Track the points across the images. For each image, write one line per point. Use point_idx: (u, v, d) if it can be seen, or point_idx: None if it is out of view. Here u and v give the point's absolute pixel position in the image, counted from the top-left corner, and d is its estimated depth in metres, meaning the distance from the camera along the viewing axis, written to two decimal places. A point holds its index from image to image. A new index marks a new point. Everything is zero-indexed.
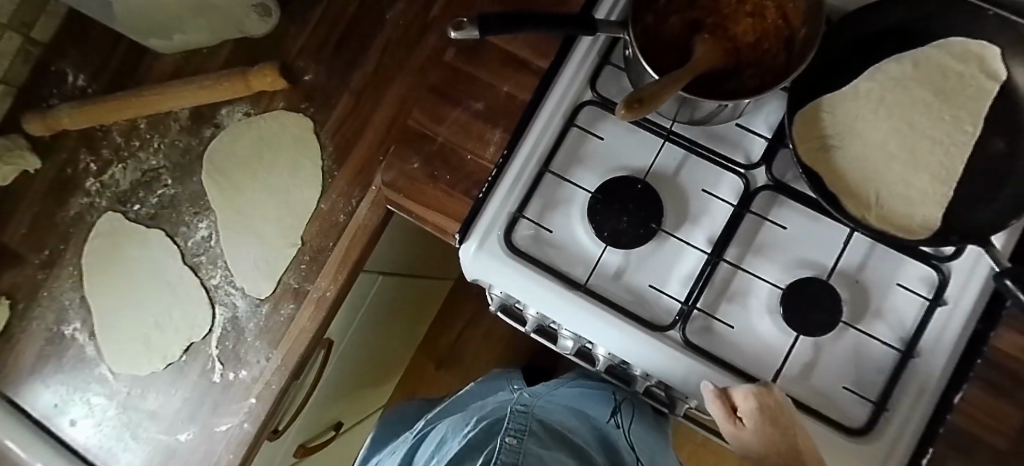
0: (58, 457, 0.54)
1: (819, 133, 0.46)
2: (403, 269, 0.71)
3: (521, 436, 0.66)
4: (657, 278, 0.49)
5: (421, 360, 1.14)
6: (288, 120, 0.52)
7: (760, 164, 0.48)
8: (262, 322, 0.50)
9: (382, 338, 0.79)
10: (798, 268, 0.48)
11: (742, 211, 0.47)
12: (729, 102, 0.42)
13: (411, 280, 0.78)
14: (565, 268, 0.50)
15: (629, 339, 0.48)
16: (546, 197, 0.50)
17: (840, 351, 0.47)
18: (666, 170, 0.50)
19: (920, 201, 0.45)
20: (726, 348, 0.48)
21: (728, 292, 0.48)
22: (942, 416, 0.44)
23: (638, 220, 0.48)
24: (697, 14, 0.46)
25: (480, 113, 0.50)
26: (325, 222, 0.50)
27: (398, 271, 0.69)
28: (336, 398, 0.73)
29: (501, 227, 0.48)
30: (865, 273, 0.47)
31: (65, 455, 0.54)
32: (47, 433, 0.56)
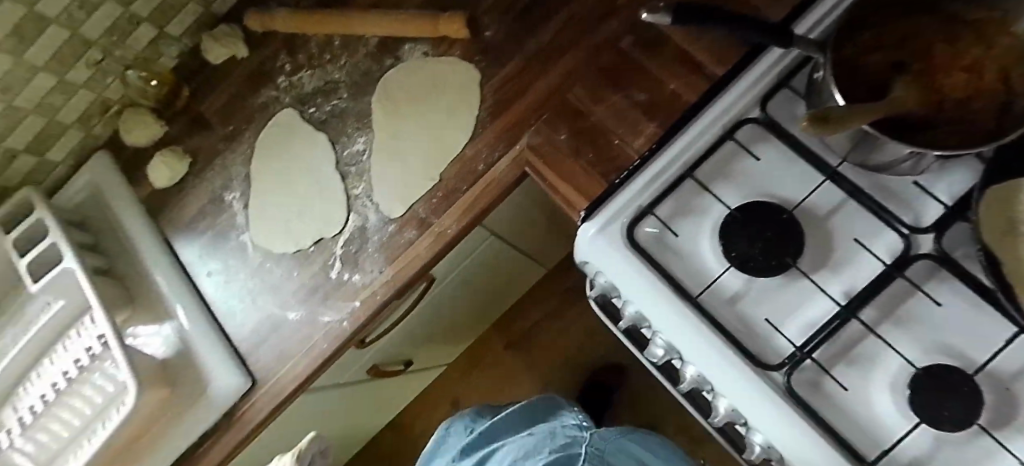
0: (191, 302, 0.63)
1: (1008, 212, 0.42)
2: (511, 239, 0.73)
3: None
4: (775, 315, 0.47)
5: (492, 336, 1.15)
6: (461, 68, 0.55)
7: (930, 230, 0.44)
8: (386, 239, 0.54)
9: (469, 299, 0.82)
10: (940, 354, 0.43)
11: (894, 273, 0.43)
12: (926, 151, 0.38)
13: (512, 253, 0.79)
14: (679, 277, 0.49)
15: (725, 365, 0.46)
16: (681, 200, 0.50)
17: (965, 457, 0.41)
18: (818, 209, 0.47)
19: None
20: (832, 411, 0.44)
21: (851, 354, 0.45)
22: None
23: (772, 250, 0.46)
24: (903, 55, 0.43)
25: (640, 103, 0.50)
26: (465, 166, 0.53)
27: (507, 238, 0.71)
28: (416, 336, 0.77)
29: (628, 216, 0.49)
30: (1020, 383, 0.42)
31: (196, 301, 0.63)
32: (188, 281, 0.64)
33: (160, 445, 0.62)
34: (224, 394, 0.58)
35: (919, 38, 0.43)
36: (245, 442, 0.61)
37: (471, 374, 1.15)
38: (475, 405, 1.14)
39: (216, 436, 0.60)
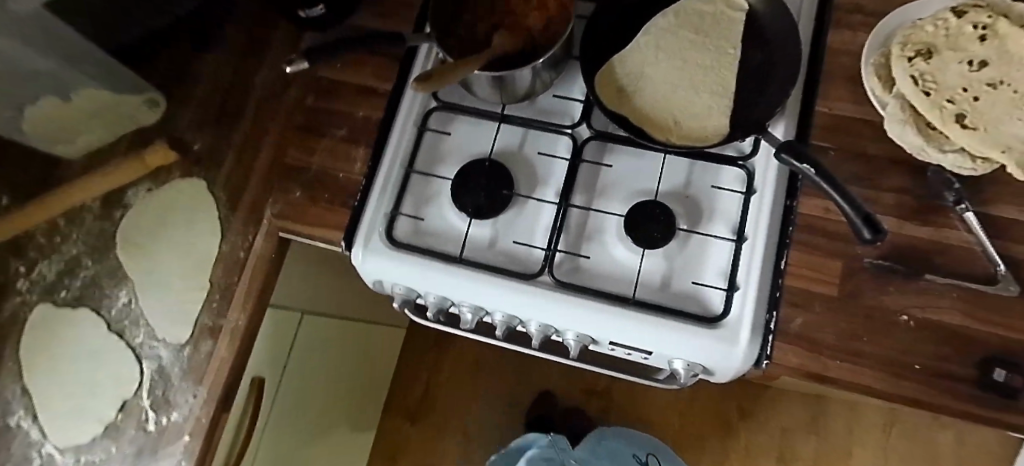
0: None
1: (617, 85, 0.56)
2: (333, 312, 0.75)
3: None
4: (523, 236, 0.57)
5: (393, 416, 1.14)
6: (186, 186, 0.60)
7: (581, 122, 0.57)
8: (185, 364, 0.55)
9: (332, 389, 0.82)
10: (636, 197, 0.56)
11: (575, 161, 0.56)
12: (536, 63, 0.52)
13: (351, 327, 0.81)
14: (445, 250, 0.57)
15: (510, 292, 0.54)
16: (417, 193, 0.58)
17: (681, 257, 0.54)
18: (511, 147, 0.59)
19: (707, 116, 0.54)
20: (596, 278, 0.55)
21: (586, 232, 0.56)
22: (777, 281, 0.49)
23: (494, 191, 0.56)
24: (498, 18, 0.57)
25: (343, 138, 0.58)
26: (227, 261, 0.57)
27: (327, 312, 0.73)
28: (297, 447, 0.76)
29: (381, 225, 0.56)
30: (692, 188, 0.55)
31: None
32: None
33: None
34: None
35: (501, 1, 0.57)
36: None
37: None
38: None
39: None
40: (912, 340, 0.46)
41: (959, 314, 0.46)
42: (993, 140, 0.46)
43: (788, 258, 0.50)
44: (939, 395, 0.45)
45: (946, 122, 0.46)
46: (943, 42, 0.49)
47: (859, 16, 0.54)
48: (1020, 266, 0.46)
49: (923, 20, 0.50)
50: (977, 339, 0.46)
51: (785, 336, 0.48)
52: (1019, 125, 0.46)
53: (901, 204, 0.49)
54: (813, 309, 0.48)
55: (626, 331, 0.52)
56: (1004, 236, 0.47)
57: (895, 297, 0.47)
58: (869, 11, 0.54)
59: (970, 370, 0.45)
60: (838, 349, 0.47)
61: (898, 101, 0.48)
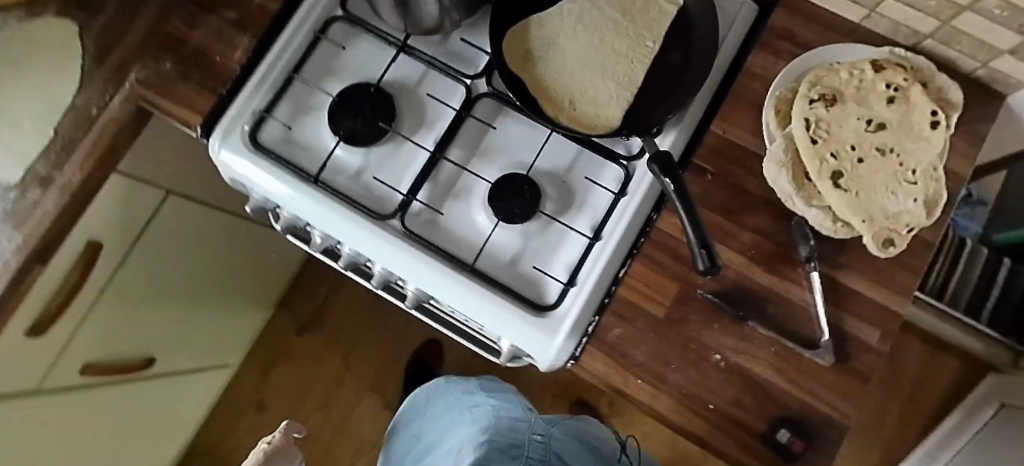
0: None
1: (525, 47, 0.52)
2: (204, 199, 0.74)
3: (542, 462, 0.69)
4: (390, 175, 0.54)
5: (281, 326, 1.13)
6: (56, 24, 0.56)
7: (482, 74, 0.54)
8: (8, 206, 0.53)
9: (193, 277, 0.80)
10: (513, 168, 0.53)
11: (462, 113, 0.53)
12: None
13: (223, 220, 0.80)
14: (306, 167, 0.54)
15: (354, 227, 0.52)
16: (296, 101, 0.55)
17: (536, 239, 0.52)
18: (406, 81, 0.55)
19: (604, 104, 0.51)
20: (446, 238, 0.53)
21: (454, 189, 0.53)
22: (610, 288, 0.48)
23: (370, 120, 0.53)
24: None
25: (232, 22, 0.55)
26: (79, 116, 0.54)
27: (194, 196, 0.72)
28: (143, 323, 0.75)
29: (245, 123, 0.53)
30: (572, 174, 0.53)
31: None
32: None
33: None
34: None
35: None
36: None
37: (271, 372, 1.12)
38: (282, 403, 1.12)
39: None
40: (717, 381, 0.46)
41: (770, 369, 0.45)
42: (860, 206, 0.44)
43: (628, 270, 0.49)
44: (723, 439, 0.45)
45: (821, 176, 0.44)
46: (851, 92, 0.46)
47: (790, 43, 0.50)
48: (843, 337, 0.46)
49: (841, 64, 0.47)
50: (778, 396, 0.45)
51: (598, 343, 0.47)
52: (891, 199, 0.44)
53: (756, 247, 0.47)
54: (634, 325, 0.47)
55: (458, 298, 0.51)
56: (840, 305, 0.46)
57: (717, 336, 0.46)
58: (799, 40, 0.50)
59: (762, 424, 0.45)
60: (643, 369, 0.46)
61: (785, 141, 0.46)
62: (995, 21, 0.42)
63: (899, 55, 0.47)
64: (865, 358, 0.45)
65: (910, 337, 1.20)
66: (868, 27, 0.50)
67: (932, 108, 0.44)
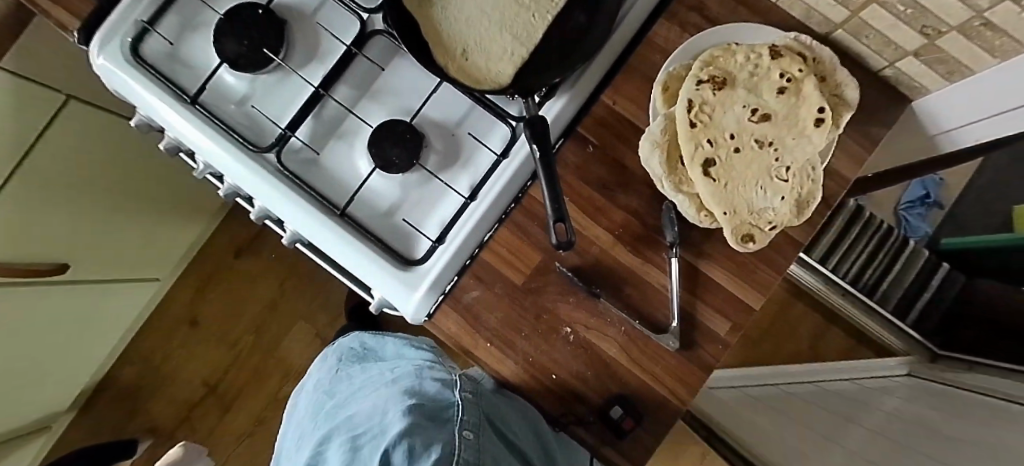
0: None
1: None
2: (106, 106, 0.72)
3: (479, 428, 0.46)
4: (274, 107, 0.52)
5: (221, 247, 1.13)
6: None
7: (378, 10, 0.51)
8: None
9: (99, 186, 0.79)
10: (400, 115, 0.51)
11: (352, 51, 0.50)
12: None
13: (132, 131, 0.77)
14: (187, 87, 0.52)
15: (227, 155, 0.50)
16: (183, 16, 0.52)
17: (412, 190, 0.51)
18: (302, 9, 0.53)
19: (498, 58, 0.48)
20: (323, 178, 0.51)
21: (338, 130, 0.52)
22: (474, 251, 0.48)
23: (256, 45, 0.50)
24: None
25: None
26: None
27: (90, 98, 0.70)
28: (47, 228, 0.74)
29: (124, 34, 0.51)
30: (460, 129, 0.51)
31: None
32: None
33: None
34: None
35: None
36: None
37: (207, 287, 1.13)
38: (215, 318, 1.13)
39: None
40: (563, 353, 0.46)
41: (616, 348, 0.46)
42: (726, 197, 0.42)
43: (494, 233, 0.48)
44: (562, 408, 0.46)
45: (693, 160, 0.42)
46: (743, 78, 0.44)
47: (699, 16, 0.47)
48: (693, 325, 0.46)
49: (739, 45, 0.44)
50: (620, 375, 0.46)
51: (453, 302, 0.47)
52: (757, 194, 0.43)
53: (625, 226, 0.46)
54: (491, 289, 0.47)
55: (325, 242, 0.50)
56: (696, 294, 0.46)
57: (570, 310, 0.46)
58: (709, 14, 0.47)
59: (600, 400, 0.46)
60: (494, 333, 0.47)
61: (666, 120, 0.44)
62: (899, 17, 0.39)
63: (802, 42, 0.45)
64: (711, 349, 0.45)
65: (836, 328, 1.22)
66: (784, 9, 0.47)
67: (820, 105, 0.41)
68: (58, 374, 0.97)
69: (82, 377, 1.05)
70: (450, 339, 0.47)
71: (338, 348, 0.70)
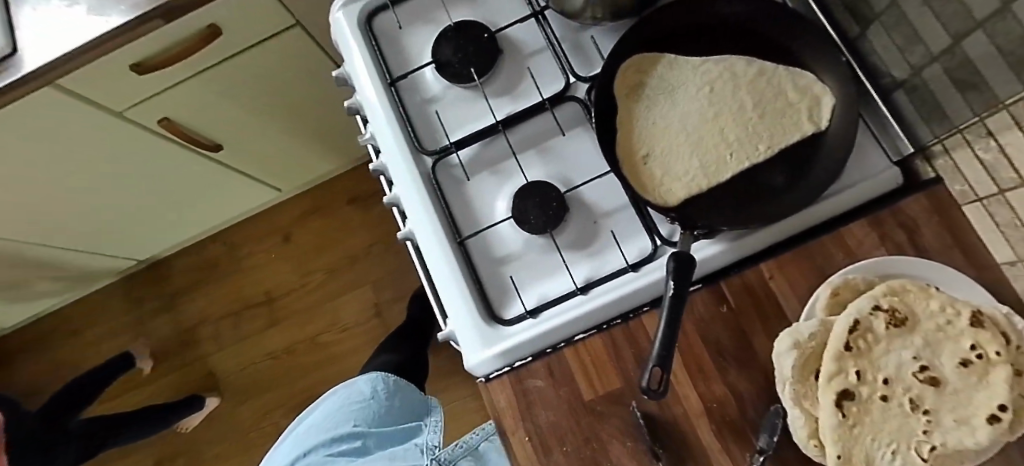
0: None
1: (641, 79, 0.49)
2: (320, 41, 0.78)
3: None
4: (453, 118, 0.54)
5: (339, 190, 1.21)
6: None
7: (587, 80, 0.51)
8: None
9: (279, 101, 0.86)
10: (556, 181, 0.51)
11: (546, 104, 0.51)
12: None
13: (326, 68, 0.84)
14: (393, 69, 0.56)
15: (394, 142, 0.53)
16: (422, 8, 0.56)
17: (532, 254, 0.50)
18: (521, 48, 0.54)
19: (675, 177, 0.46)
20: (461, 202, 0.52)
21: (495, 165, 0.53)
22: (560, 342, 0.46)
23: (466, 62, 0.53)
24: None
25: None
26: None
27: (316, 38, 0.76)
28: (223, 112, 0.82)
29: (369, 4, 0.55)
30: (604, 220, 0.50)
31: None
32: None
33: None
34: None
35: None
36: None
37: (311, 217, 1.21)
38: (301, 246, 1.20)
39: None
40: None
41: None
42: (847, 440, 0.37)
43: (587, 337, 0.45)
44: None
45: (828, 383, 0.38)
46: (926, 327, 0.38)
47: (906, 236, 0.43)
48: None
49: (938, 292, 0.39)
50: None
51: (514, 379, 0.46)
52: (882, 455, 0.37)
53: (720, 403, 0.42)
54: (557, 387, 0.45)
55: (433, 259, 0.50)
56: None
57: (622, 453, 0.43)
58: (917, 240, 0.42)
59: None
60: (538, 431, 0.44)
61: (819, 325, 0.40)
62: None
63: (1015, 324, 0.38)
64: None
65: None
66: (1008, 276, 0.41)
67: (1003, 402, 0.35)
68: (163, 225, 1.07)
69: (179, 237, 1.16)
70: (495, 412, 0.45)
71: (350, 389, 0.70)
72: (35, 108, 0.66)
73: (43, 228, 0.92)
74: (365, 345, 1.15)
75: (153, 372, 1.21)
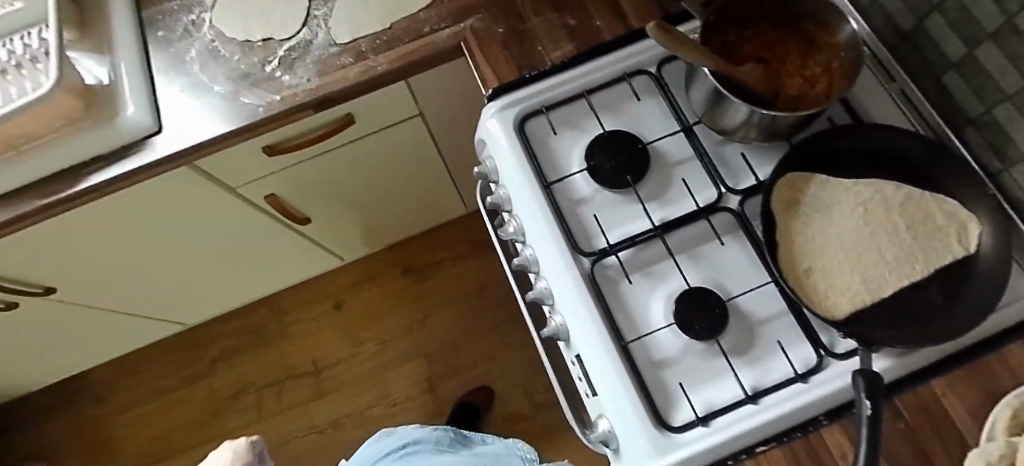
0: (136, 66, 0.61)
1: (796, 196, 0.52)
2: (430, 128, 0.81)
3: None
4: (606, 220, 0.56)
5: (396, 259, 1.21)
6: None
7: (739, 193, 0.55)
8: (324, 56, 0.61)
9: (374, 179, 0.88)
10: (711, 286, 0.53)
11: (702, 214, 0.54)
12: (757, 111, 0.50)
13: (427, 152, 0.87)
14: (544, 170, 0.58)
15: (552, 242, 0.54)
16: (572, 114, 0.59)
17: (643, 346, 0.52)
18: (668, 157, 0.58)
19: (839, 291, 0.49)
20: (618, 303, 0.54)
21: (649, 267, 0.55)
22: (739, 453, 0.47)
23: (621, 169, 0.56)
24: (766, 55, 0.54)
25: (569, 25, 0.60)
26: (412, 26, 0.62)
27: (430, 127, 0.79)
28: (321, 189, 0.84)
29: (524, 109, 0.58)
30: (762, 327, 0.52)
31: (138, 63, 0.62)
32: (141, 45, 0.63)
33: (26, 161, 0.58)
34: (131, 128, 0.59)
35: (783, 46, 0.54)
36: (103, 191, 0.61)
37: (366, 284, 1.20)
38: (353, 315, 1.19)
39: (85, 174, 0.59)
40: None
41: None
42: None
43: (765, 449, 0.47)
44: None
45: None
46: None
47: None
48: None
49: None
50: None
51: None
52: None
53: None
54: None
55: (596, 361, 0.51)
56: None
57: None
58: None
59: None
60: None
61: (1008, 446, 0.41)
62: None
63: None
64: None
65: None
66: None
67: None
68: (221, 291, 1.05)
69: (229, 303, 1.13)
70: None
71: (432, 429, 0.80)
72: (158, 185, 0.66)
73: (107, 294, 0.89)
74: (417, 421, 1.11)
75: (187, 443, 1.14)
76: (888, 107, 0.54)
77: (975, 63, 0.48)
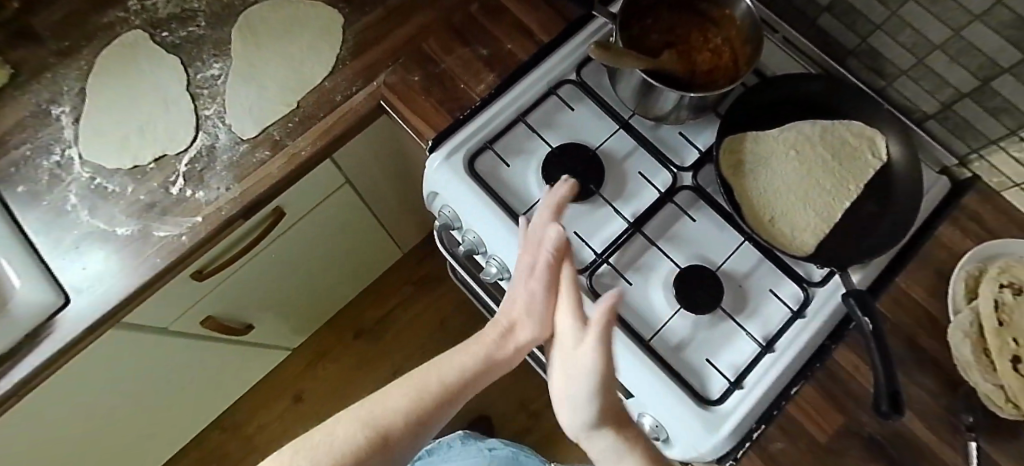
0: (6, 235, 0.52)
1: (740, 157, 0.57)
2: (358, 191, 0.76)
3: None
4: (584, 231, 0.56)
5: (345, 324, 1.15)
6: (324, 12, 0.62)
7: (689, 169, 0.58)
8: (236, 157, 0.55)
9: (311, 260, 0.81)
10: (697, 260, 0.56)
11: (666, 198, 0.57)
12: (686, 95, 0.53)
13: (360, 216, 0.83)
14: (507, 202, 0.56)
15: None
16: (515, 140, 0.58)
17: None
18: (615, 154, 0.59)
19: (802, 229, 0.55)
20: (624, 307, 0.54)
21: (638, 262, 0.56)
22: (778, 401, 0.50)
23: (580, 180, 0.57)
24: (672, 38, 0.58)
25: (482, 56, 0.60)
26: (322, 98, 0.58)
27: (360, 190, 0.75)
28: (258, 289, 0.76)
29: (469, 149, 0.56)
30: (749, 281, 0.56)
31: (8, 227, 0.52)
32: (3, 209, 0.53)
33: None
34: (29, 310, 0.49)
35: (683, 26, 0.58)
36: (21, 392, 0.50)
37: (322, 362, 1.12)
38: (319, 398, 1.10)
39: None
40: None
41: None
42: None
43: (798, 388, 0.51)
44: None
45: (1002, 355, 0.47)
46: None
47: (977, 224, 0.55)
48: None
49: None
50: None
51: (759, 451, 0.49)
52: None
53: (923, 404, 0.50)
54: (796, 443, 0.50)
55: (628, 368, 0.51)
56: None
57: None
58: (986, 225, 0.55)
59: None
60: None
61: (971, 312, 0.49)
62: None
63: None
64: None
65: None
66: None
67: None
68: (167, 435, 0.92)
69: (167, 447, 0.97)
70: None
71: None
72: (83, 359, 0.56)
73: None
74: None
75: None
76: (781, 56, 0.61)
77: (843, 4, 0.56)
